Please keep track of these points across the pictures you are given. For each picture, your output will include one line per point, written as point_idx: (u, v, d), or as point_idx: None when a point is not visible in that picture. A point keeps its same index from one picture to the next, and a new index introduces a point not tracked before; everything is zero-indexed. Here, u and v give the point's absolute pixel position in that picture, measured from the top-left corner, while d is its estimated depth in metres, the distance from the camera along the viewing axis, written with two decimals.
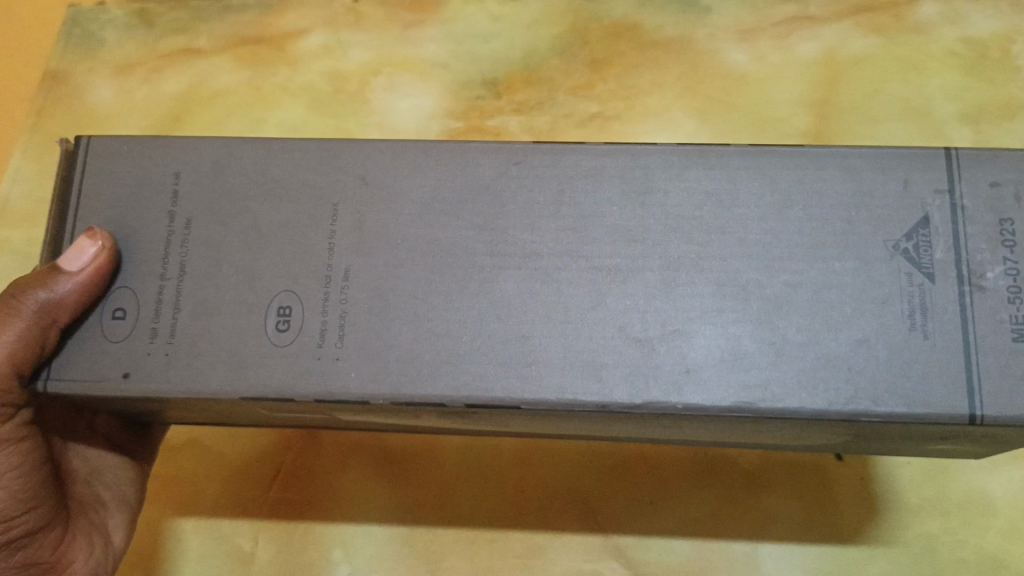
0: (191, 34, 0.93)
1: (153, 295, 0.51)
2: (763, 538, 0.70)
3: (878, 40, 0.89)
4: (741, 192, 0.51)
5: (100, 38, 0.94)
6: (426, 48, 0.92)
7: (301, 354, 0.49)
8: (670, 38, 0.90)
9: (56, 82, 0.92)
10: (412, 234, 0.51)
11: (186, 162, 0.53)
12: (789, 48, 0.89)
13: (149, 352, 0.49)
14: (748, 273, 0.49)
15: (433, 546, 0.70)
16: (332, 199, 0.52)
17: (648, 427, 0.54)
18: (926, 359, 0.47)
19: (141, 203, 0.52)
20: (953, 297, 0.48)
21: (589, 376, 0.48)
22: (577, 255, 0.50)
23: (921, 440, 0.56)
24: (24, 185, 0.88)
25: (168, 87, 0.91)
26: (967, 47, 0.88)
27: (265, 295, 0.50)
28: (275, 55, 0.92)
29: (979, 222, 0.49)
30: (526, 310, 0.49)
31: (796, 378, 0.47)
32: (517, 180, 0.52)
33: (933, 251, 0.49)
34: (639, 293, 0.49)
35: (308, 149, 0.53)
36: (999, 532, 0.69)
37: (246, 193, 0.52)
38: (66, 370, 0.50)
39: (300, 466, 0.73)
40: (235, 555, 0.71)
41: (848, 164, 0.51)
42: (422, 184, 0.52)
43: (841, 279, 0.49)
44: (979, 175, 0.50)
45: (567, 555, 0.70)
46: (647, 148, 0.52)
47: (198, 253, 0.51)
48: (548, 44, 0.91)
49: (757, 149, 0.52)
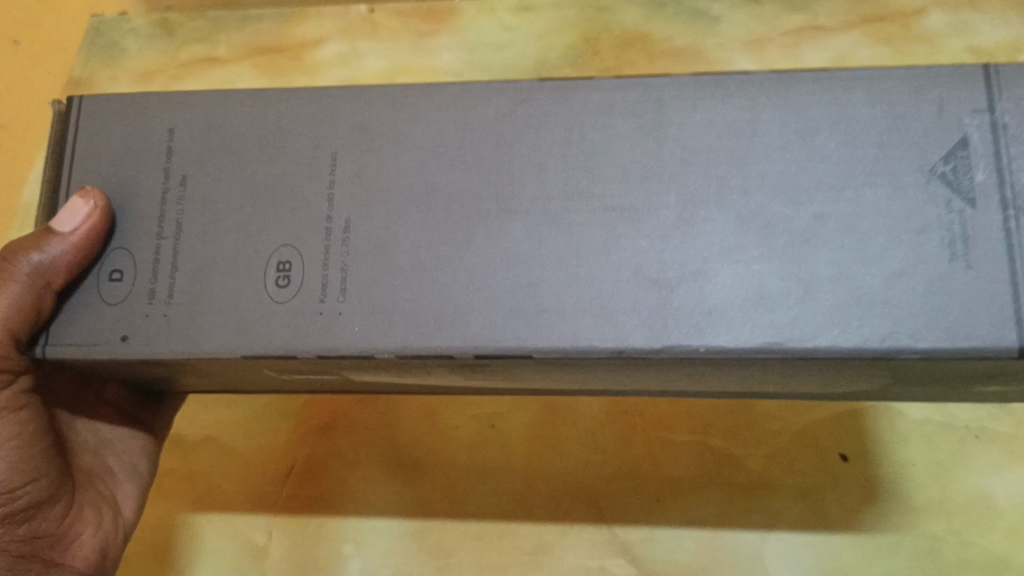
0: (211, 44, 0.96)
1: (150, 254, 0.52)
2: (767, 536, 0.71)
3: (885, 51, 0.90)
4: (761, 120, 0.50)
5: (122, 46, 0.96)
6: (440, 57, 0.94)
7: (303, 309, 0.50)
8: (679, 48, 0.92)
9: (79, 90, 0.94)
10: (415, 181, 0.51)
11: (182, 120, 0.54)
12: (798, 58, 0.90)
13: (147, 313, 0.51)
14: (771, 206, 0.49)
15: (443, 542, 0.72)
16: (331, 147, 0.53)
17: (684, 369, 0.54)
18: (959, 286, 0.46)
19: (137, 164, 0.54)
20: (997, 222, 0.47)
21: (604, 322, 0.48)
22: (590, 196, 0.50)
23: (954, 381, 0.57)
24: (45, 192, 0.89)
25: (188, 94, 0.93)
26: (975, 56, 0.89)
27: (265, 249, 0.51)
28: (293, 64, 0.94)
29: (1023, 139, 0.48)
30: (537, 258, 0.49)
31: (823, 317, 0.46)
32: (524, 122, 0.52)
33: (974, 174, 0.47)
34: (654, 235, 0.49)
35: (301, 99, 0.54)
36: (1003, 533, 0.69)
37: (242, 148, 0.53)
38: (65, 336, 0.51)
39: (313, 461, 0.75)
40: (249, 550, 0.72)
41: (875, 86, 0.50)
42: (423, 137, 0.52)
43: (872, 209, 0.48)
44: (1020, 90, 0.48)
45: (574, 552, 0.71)
46: (660, 80, 0.51)
47: (196, 210, 0.53)
48: (560, 54, 0.93)
49: (777, 74, 0.50)
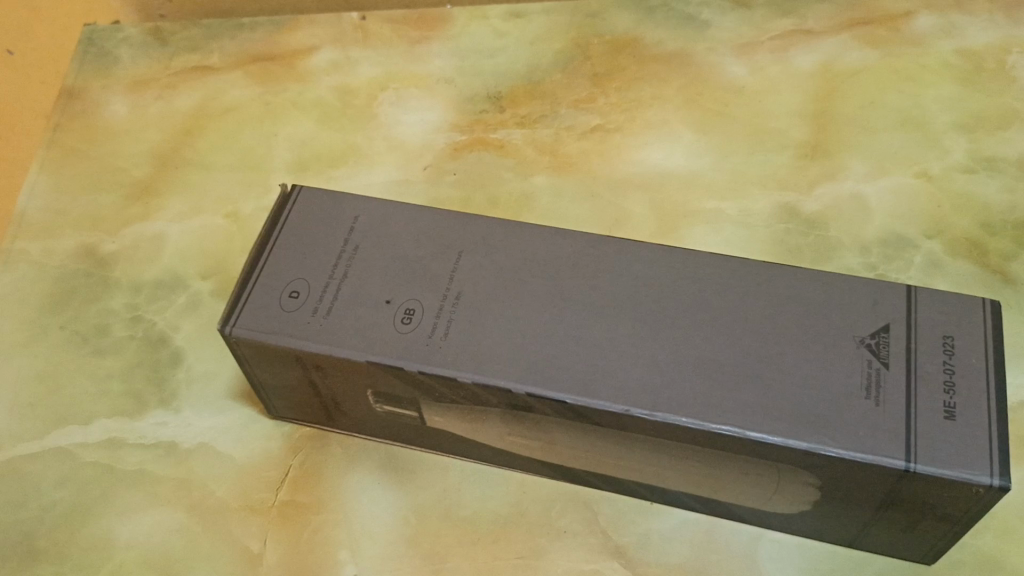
0: (204, 53, 0.96)
1: (317, 278, 0.65)
2: (762, 539, 0.69)
3: (873, 53, 0.91)
4: (750, 289, 0.64)
5: (115, 56, 0.97)
6: (433, 64, 0.94)
7: (418, 340, 0.62)
8: (670, 53, 0.93)
9: (72, 99, 0.94)
10: (512, 281, 0.65)
11: (339, 196, 0.69)
12: (787, 62, 0.91)
13: (290, 316, 0.64)
14: (776, 357, 0.60)
15: (437, 547, 0.69)
16: (461, 249, 0.67)
17: (729, 476, 0.63)
18: (958, 446, 0.56)
19: (340, 219, 0.68)
20: (948, 373, 0.59)
21: (654, 395, 0.59)
22: (624, 312, 0.63)
23: (888, 530, 0.63)
24: (39, 200, 0.87)
25: (181, 102, 0.93)
26: (963, 58, 0.90)
27: (404, 296, 0.64)
28: (286, 71, 0.94)
29: (964, 341, 0.60)
30: (594, 341, 0.62)
31: (831, 425, 0.58)
32: (589, 266, 0.65)
33: (924, 332, 0.61)
34: (682, 347, 0.61)
35: (441, 220, 0.68)
36: (995, 533, 0.68)
37: (374, 224, 0.68)
38: (264, 324, 0.63)
39: (309, 468, 0.73)
40: (242, 556, 0.69)
41: (830, 282, 0.64)
42: (545, 235, 0.67)
43: (842, 356, 0.60)
44: (967, 312, 0.62)
45: (568, 556, 0.69)
46: (661, 254, 0.66)
47: (376, 263, 0.66)
48: (551, 59, 0.94)
49: (739, 264, 0.65)
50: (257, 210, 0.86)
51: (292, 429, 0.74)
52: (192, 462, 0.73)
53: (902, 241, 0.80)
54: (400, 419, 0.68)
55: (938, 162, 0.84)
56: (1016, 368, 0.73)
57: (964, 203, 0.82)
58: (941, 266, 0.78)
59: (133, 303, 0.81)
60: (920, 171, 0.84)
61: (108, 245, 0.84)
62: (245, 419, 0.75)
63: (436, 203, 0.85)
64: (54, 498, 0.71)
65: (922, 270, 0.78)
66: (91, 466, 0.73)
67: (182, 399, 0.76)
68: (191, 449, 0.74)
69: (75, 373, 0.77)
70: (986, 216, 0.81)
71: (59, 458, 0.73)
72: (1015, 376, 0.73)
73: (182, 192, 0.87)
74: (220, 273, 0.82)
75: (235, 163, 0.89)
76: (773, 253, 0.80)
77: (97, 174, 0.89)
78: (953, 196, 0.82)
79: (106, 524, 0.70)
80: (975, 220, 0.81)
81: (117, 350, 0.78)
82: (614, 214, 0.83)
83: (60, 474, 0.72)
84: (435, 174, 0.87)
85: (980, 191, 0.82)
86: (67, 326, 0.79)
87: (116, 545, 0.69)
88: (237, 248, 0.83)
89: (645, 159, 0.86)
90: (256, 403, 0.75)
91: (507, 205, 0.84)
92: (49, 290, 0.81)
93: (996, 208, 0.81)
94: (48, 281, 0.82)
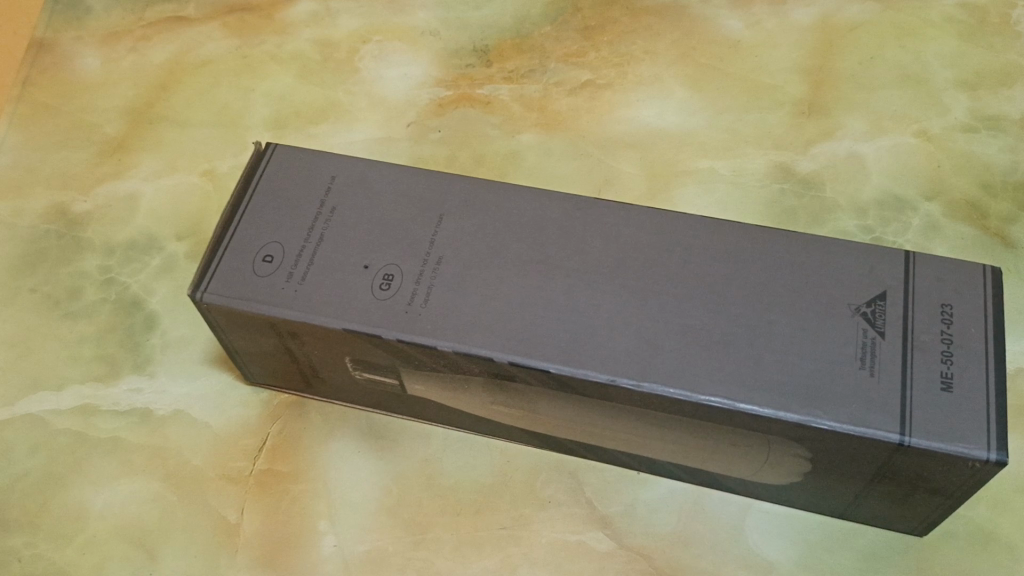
0: (180, 3, 0.92)
1: (293, 240, 0.63)
2: (751, 508, 0.67)
3: (873, 7, 0.88)
4: (743, 253, 0.61)
5: (87, 5, 0.92)
6: (417, 16, 0.90)
7: (395, 307, 0.60)
8: (663, 5, 0.90)
9: (42, 51, 0.90)
10: (495, 244, 0.62)
11: (312, 154, 0.67)
12: (784, 16, 0.88)
13: (265, 281, 0.61)
14: (768, 324, 0.58)
15: (420, 518, 0.67)
16: (440, 210, 0.64)
17: (717, 445, 0.61)
18: (954, 419, 0.54)
19: (315, 178, 0.66)
20: (945, 343, 0.57)
21: (637, 366, 0.57)
22: (610, 277, 0.61)
23: (882, 499, 0.61)
24: (8, 157, 0.83)
25: (156, 56, 0.89)
26: (966, 13, 0.87)
27: (381, 259, 0.62)
28: (264, 22, 0.91)
29: (966, 309, 0.58)
30: (577, 307, 0.60)
31: (821, 397, 0.56)
32: (576, 228, 0.63)
33: (924, 300, 0.59)
34: (669, 313, 0.59)
35: (421, 179, 0.66)
36: (988, 504, 0.66)
37: (349, 184, 0.65)
38: (234, 289, 0.61)
39: (287, 436, 0.71)
40: (220, 527, 0.67)
41: (827, 248, 0.61)
42: (531, 198, 0.65)
43: (837, 324, 0.58)
44: (969, 279, 0.60)
45: (553, 526, 0.67)
46: (650, 217, 0.63)
47: (353, 224, 0.64)
48: (541, 11, 0.90)
49: (734, 226, 0.63)
50: (235, 168, 0.83)
51: (271, 397, 0.72)
52: (167, 430, 0.71)
53: (898, 204, 0.77)
54: (380, 386, 0.66)
55: (938, 121, 0.82)
56: (1014, 334, 0.71)
57: (964, 164, 0.79)
58: (940, 229, 0.76)
59: (107, 266, 0.78)
60: (919, 130, 0.81)
61: (80, 205, 0.81)
62: (221, 385, 0.73)
63: (419, 162, 0.82)
64: (24, 467, 0.69)
65: (920, 235, 0.76)
66: (63, 433, 0.71)
67: (157, 364, 0.74)
68: (166, 416, 0.72)
69: (47, 338, 0.75)
70: (986, 175, 0.79)
71: (30, 425, 0.71)
72: (1013, 342, 0.71)
73: (157, 151, 0.84)
74: (196, 234, 0.79)
75: (211, 120, 0.86)
76: (767, 215, 0.77)
77: (68, 130, 0.85)
78: (953, 156, 0.80)
79: (79, 494, 0.69)
80: (975, 182, 0.78)
81: (90, 314, 0.76)
82: (603, 174, 0.81)
83: (32, 442, 0.70)
84: (418, 132, 0.84)
85: (982, 152, 0.80)
86: (38, 289, 0.77)
87: (90, 515, 0.68)
88: (213, 210, 0.81)
89: (636, 117, 0.84)
90: (233, 369, 0.73)
91: (493, 164, 0.82)
92: (20, 252, 0.78)
93: (996, 170, 0.79)
94: (18, 242, 0.79)
